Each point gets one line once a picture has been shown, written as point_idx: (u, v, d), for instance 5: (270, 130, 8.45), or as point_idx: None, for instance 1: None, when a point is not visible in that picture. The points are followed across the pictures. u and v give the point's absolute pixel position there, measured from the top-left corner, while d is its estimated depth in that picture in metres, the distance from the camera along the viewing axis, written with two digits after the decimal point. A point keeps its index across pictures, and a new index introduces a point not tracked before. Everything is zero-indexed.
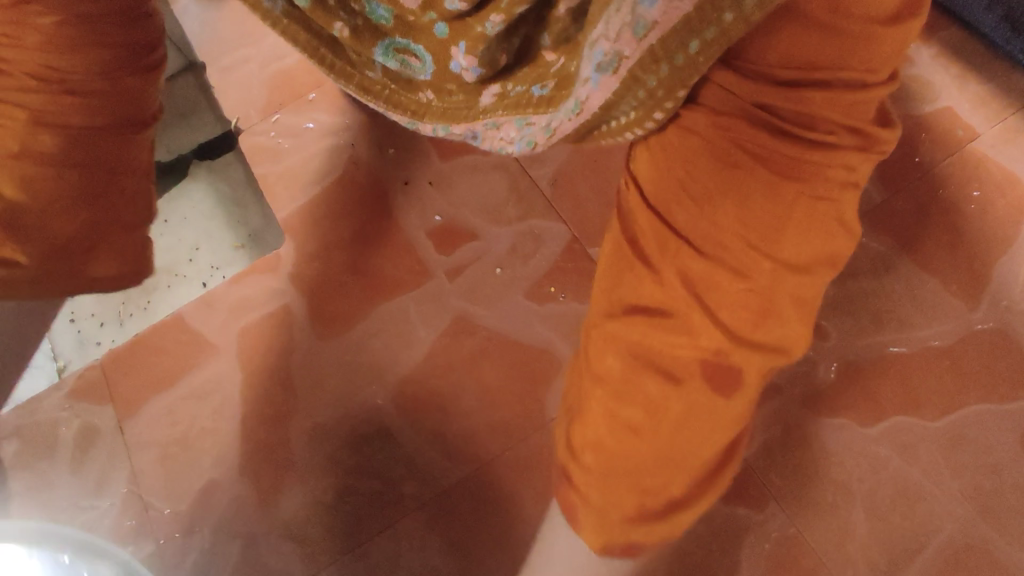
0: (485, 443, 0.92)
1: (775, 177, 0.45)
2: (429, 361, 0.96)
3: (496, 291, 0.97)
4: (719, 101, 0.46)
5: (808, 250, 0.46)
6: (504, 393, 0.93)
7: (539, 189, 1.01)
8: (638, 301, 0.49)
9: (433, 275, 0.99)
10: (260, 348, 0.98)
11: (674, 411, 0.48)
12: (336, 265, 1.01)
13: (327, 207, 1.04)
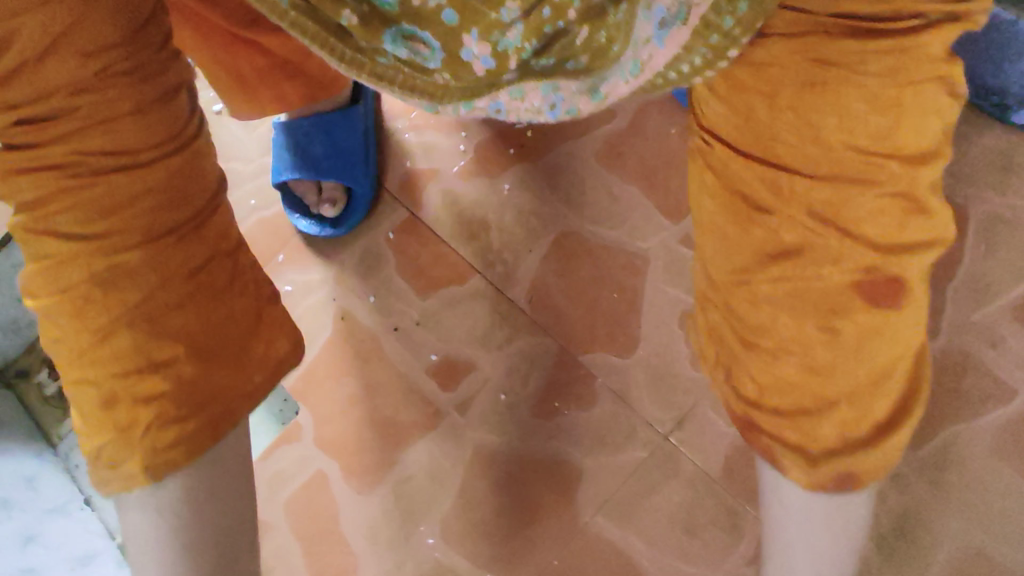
0: (530, 556, 0.97)
1: (891, 95, 0.47)
2: (462, 493, 1.01)
3: (505, 415, 1.03)
4: (791, 28, 0.48)
5: (926, 129, 0.49)
6: (533, 505, 0.99)
7: (519, 308, 1.06)
8: (772, 246, 0.52)
9: (445, 412, 1.05)
10: (308, 516, 1.04)
11: (825, 288, 0.51)
12: (353, 422, 1.07)
13: (329, 367, 1.10)
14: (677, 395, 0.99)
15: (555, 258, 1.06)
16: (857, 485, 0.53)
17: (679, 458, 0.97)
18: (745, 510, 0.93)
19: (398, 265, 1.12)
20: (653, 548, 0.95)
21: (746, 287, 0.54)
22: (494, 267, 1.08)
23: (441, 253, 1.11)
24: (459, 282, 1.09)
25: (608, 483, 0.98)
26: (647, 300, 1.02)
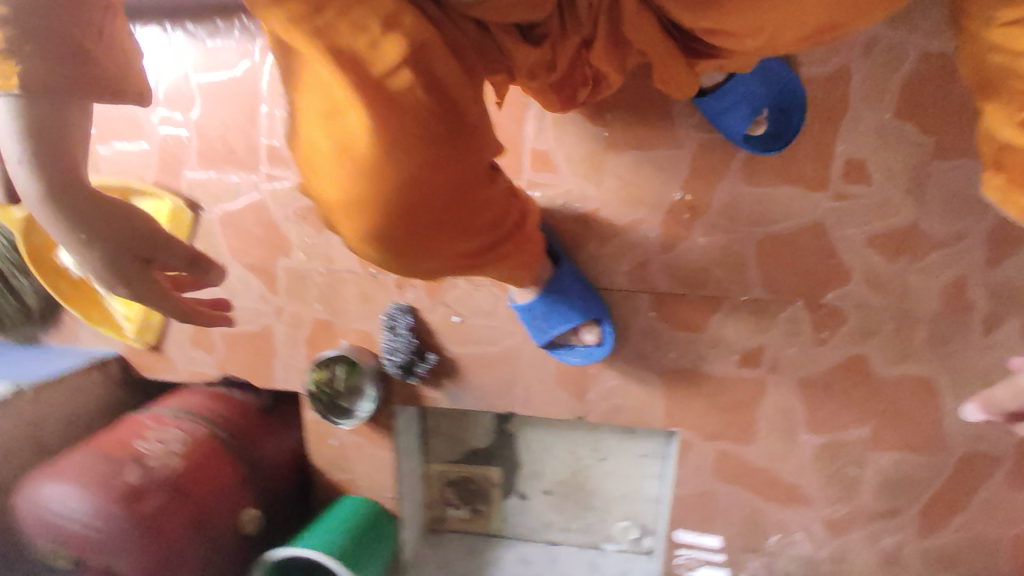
0: (700, 420, 1.16)
1: None
2: (636, 360, 1.15)
3: (680, 301, 1.11)
4: None
5: None
6: (702, 387, 1.15)
7: (702, 208, 1.07)
8: None
9: (620, 285, 1.12)
10: (496, 367, 1.20)
11: None
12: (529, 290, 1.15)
13: None
14: (850, 292, 1.06)
15: (749, 165, 1.04)
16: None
17: (845, 357, 1.09)
18: (900, 393, 1.08)
19: (587, 137, 1.08)
20: (770, 454, 1.16)
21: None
22: (687, 163, 1.06)
23: (631, 138, 1.06)
24: (650, 162, 1.07)
25: (786, 348, 1.10)
26: (839, 250, 1.05)
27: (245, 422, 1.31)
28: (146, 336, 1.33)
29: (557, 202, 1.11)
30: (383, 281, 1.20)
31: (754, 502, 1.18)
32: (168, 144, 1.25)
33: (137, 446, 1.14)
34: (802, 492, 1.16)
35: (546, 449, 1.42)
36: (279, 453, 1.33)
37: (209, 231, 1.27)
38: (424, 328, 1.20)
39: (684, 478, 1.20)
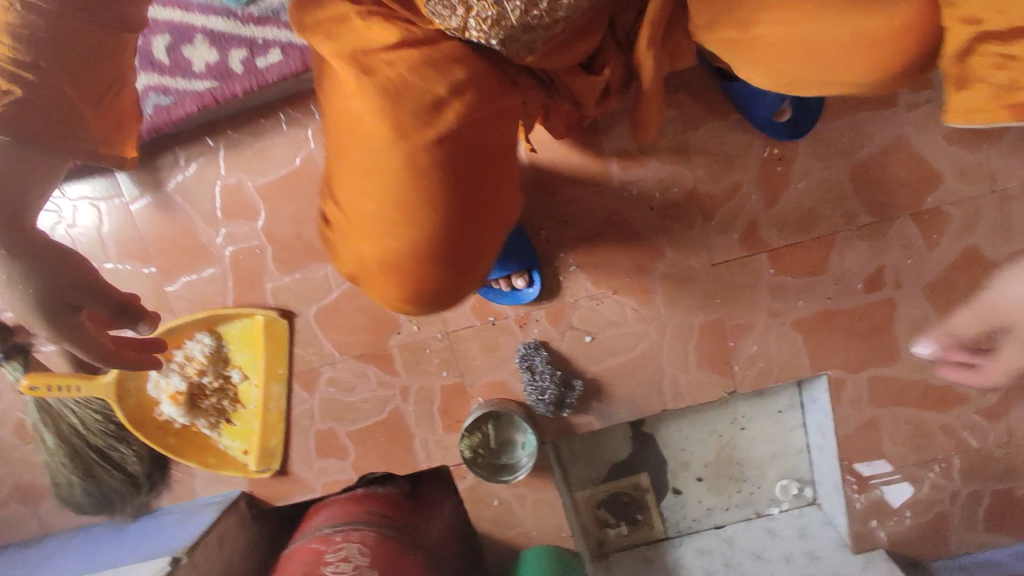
0: (841, 355, 1.20)
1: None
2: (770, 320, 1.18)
3: (795, 250, 1.14)
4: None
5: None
6: (837, 321, 1.18)
7: (793, 156, 1.11)
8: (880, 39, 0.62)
9: (734, 254, 1.15)
10: (637, 370, 1.21)
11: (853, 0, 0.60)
12: (648, 286, 1.17)
13: (606, 245, 1.15)
14: (946, 192, 1.11)
15: (826, 104, 1.08)
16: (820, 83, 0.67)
17: (958, 253, 1.14)
18: (1015, 269, 1.15)
19: (666, 127, 1.11)
20: (915, 365, 1.20)
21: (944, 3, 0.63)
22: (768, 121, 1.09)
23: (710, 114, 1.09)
24: (731, 131, 1.10)
25: (904, 263, 1.15)
26: (927, 156, 1.10)
27: (402, 512, 1.28)
28: (270, 462, 1.26)
29: (654, 193, 1.13)
30: (503, 326, 1.19)
31: (912, 413, 1.22)
32: (240, 259, 1.16)
33: (329, 571, 1.08)
34: (955, 391, 1.21)
35: (687, 437, 1.43)
36: (439, 531, 1.30)
37: (309, 334, 1.21)
38: (558, 358, 1.20)
39: (844, 415, 1.23)
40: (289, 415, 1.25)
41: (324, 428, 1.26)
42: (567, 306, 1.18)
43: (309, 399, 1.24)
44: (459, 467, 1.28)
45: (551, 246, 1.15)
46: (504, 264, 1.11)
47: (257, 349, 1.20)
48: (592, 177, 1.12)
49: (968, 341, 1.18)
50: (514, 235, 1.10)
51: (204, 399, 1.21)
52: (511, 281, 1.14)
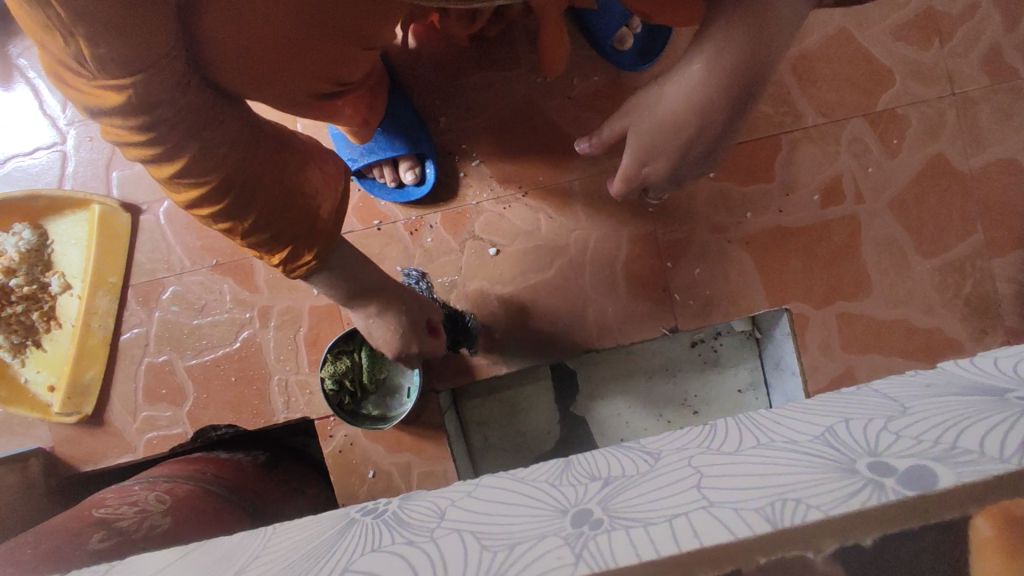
0: (802, 286, 0.97)
1: None
2: (712, 237, 0.98)
3: (736, 154, 0.98)
4: None
5: None
6: (790, 239, 0.98)
7: None
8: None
9: None
10: (551, 294, 0.97)
11: None
12: (564, 190, 0.97)
13: (512, 142, 0.97)
14: (899, 92, 0.98)
15: None
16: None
17: (922, 163, 0.98)
18: (991, 185, 0.98)
19: None
20: (892, 300, 0.97)
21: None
22: None
23: None
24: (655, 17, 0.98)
25: (863, 173, 0.98)
26: (873, 51, 0.98)
27: (247, 480, 0.94)
28: (81, 402, 0.98)
29: (572, 83, 0.97)
30: (391, 232, 0.98)
31: (895, 364, 0.97)
32: (84, 138, 1.01)
33: (98, 513, 0.75)
34: (944, 336, 0.97)
35: (628, 422, 1.13)
36: (300, 515, 0.94)
37: (155, 237, 1.00)
38: (455, 275, 0.97)
39: (813, 364, 0.98)
40: (117, 340, 0.99)
41: (158, 361, 0.99)
42: (469, 211, 0.97)
43: (146, 320, 0.99)
44: (325, 422, 0.99)
45: (451, 137, 0.97)
46: (392, 144, 0.90)
47: (87, 248, 0.97)
48: (500, 59, 0.97)
49: (950, 271, 0.97)
50: (406, 113, 0.92)
51: (6, 306, 0.96)
52: (399, 172, 0.94)
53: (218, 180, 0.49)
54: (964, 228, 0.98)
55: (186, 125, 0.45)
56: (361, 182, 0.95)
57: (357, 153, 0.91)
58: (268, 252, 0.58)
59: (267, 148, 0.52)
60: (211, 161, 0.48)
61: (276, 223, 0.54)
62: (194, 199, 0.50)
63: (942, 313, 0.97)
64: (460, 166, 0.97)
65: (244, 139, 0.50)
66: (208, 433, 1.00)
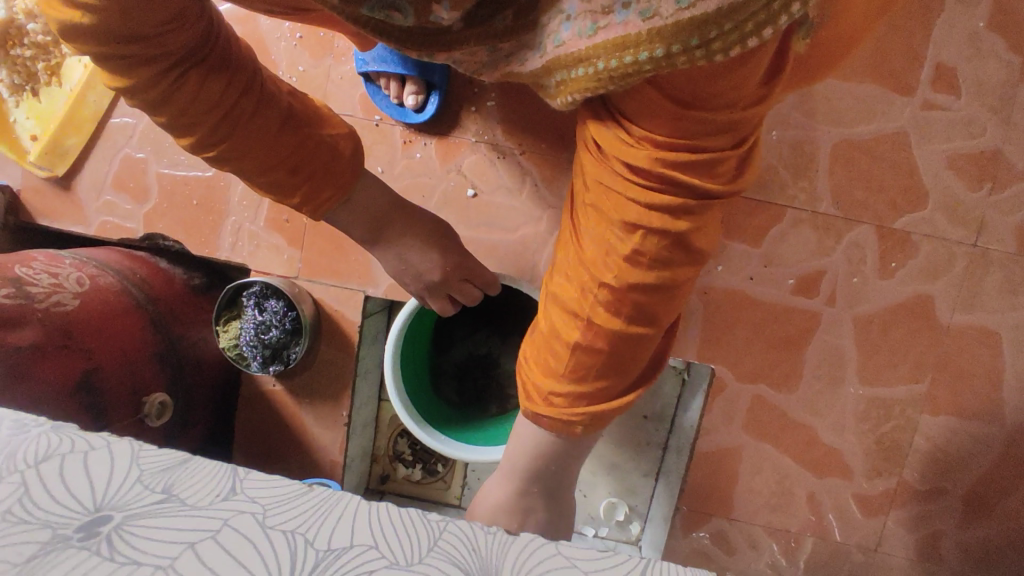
0: (735, 355, 0.98)
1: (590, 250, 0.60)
2: None
3: (737, 208, 0.95)
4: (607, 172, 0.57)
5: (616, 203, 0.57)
6: (747, 308, 0.97)
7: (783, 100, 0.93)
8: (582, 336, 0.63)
9: None
10: (506, 257, 0.98)
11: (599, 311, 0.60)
12: (561, 167, 0.96)
13: (531, 99, 0.95)
14: (923, 219, 0.94)
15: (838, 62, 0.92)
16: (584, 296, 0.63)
17: (909, 294, 0.95)
18: (962, 344, 0.95)
19: None
20: (811, 406, 0.98)
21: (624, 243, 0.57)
22: None
23: None
24: None
25: (848, 281, 0.95)
26: (920, 169, 0.93)
27: (171, 294, 0.98)
28: (58, 165, 1.03)
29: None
30: (385, 133, 0.98)
31: (783, 462, 0.99)
32: None
33: (19, 267, 0.79)
34: (841, 459, 0.98)
35: None
36: (205, 345, 1.01)
37: None
38: (426, 198, 0.98)
39: (710, 426, 1.00)
40: (107, 120, 1.03)
41: (135, 156, 1.03)
42: (464, 145, 0.97)
43: (137, 114, 1.02)
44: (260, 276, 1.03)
45: None
46: (404, 62, 0.91)
47: None
48: None
49: (880, 407, 0.97)
50: None
51: (17, 46, 0.96)
52: (402, 91, 0.94)
53: (227, 120, 0.59)
54: (915, 373, 0.96)
55: (174, 74, 0.56)
56: (366, 85, 0.96)
57: (369, 56, 0.92)
58: (284, 191, 0.65)
59: (184, 40, 0.55)
60: (167, 66, 0.55)
61: (258, 142, 0.61)
62: (215, 145, 0.60)
63: (851, 438, 0.98)
64: (473, 99, 0.96)
65: (246, 103, 0.59)
66: (156, 240, 1.05)
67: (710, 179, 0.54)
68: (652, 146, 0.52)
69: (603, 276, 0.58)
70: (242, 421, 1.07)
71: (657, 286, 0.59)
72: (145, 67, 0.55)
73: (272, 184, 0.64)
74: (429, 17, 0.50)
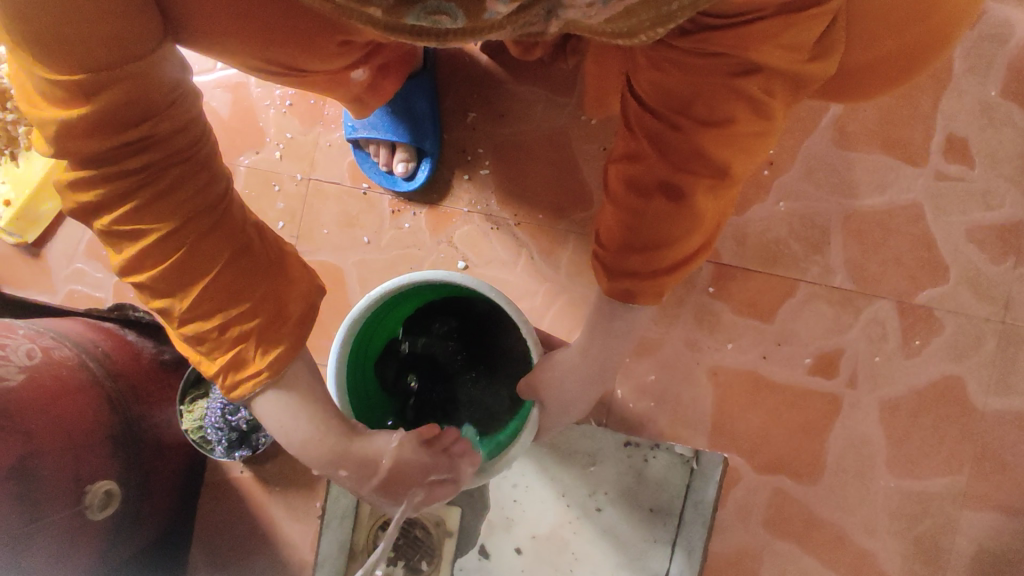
0: (749, 441, 0.89)
1: (664, 152, 0.52)
2: (683, 355, 0.90)
3: (745, 282, 0.90)
4: (678, 78, 0.50)
5: (711, 103, 0.49)
6: (761, 390, 0.89)
7: (790, 172, 0.90)
8: (658, 238, 0.54)
9: None
10: None
11: (685, 211, 0.53)
12: (558, 237, 0.91)
13: (526, 167, 0.92)
14: (947, 295, 0.88)
15: (844, 134, 0.89)
16: (651, 218, 0.53)
17: (937, 375, 0.88)
18: (1001, 431, 0.87)
19: None
20: (838, 501, 0.88)
21: (715, 131, 0.50)
22: None
23: None
24: None
25: (870, 361, 0.88)
26: (938, 242, 0.88)
27: (137, 370, 0.89)
28: None
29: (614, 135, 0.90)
30: (374, 201, 0.93)
31: (809, 568, 0.88)
32: None
33: None
34: (874, 564, 0.87)
35: (529, 487, 0.90)
36: (169, 426, 0.92)
37: None
38: (415, 270, 0.92)
39: (725, 524, 0.88)
40: None
41: None
42: (456, 215, 0.92)
43: None
44: None
45: (470, 137, 0.92)
46: (395, 129, 0.88)
47: None
48: (559, 81, 0.92)
49: (914, 503, 0.87)
50: (423, 101, 0.89)
51: None
52: (393, 159, 0.90)
53: (170, 243, 0.47)
54: (950, 464, 0.87)
55: (140, 175, 0.45)
56: (356, 153, 0.92)
57: (359, 123, 0.89)
58: (213, 350, 0.51)
59: (166, 142, 0.46)
60: (130, 177, 0.45)
61: (187, 277, 0.48)
62: (140, 260, 0.47)
63: (884, 537, 0.87)
64: (465, 168, 0.92)
65: (205, 219, 0.48)
66: (125, 310, 0.97)
67: (791, 61, 0.48)
68: (714, 34, 0.46)
69: (649, 112, 0.53)
70: (204, 510, 0.97)
71: (715, 134, 0.50)
72: (101, 158, 0.44)
73: (204, 342, 0.50)
74: (484, 18, 0.39)
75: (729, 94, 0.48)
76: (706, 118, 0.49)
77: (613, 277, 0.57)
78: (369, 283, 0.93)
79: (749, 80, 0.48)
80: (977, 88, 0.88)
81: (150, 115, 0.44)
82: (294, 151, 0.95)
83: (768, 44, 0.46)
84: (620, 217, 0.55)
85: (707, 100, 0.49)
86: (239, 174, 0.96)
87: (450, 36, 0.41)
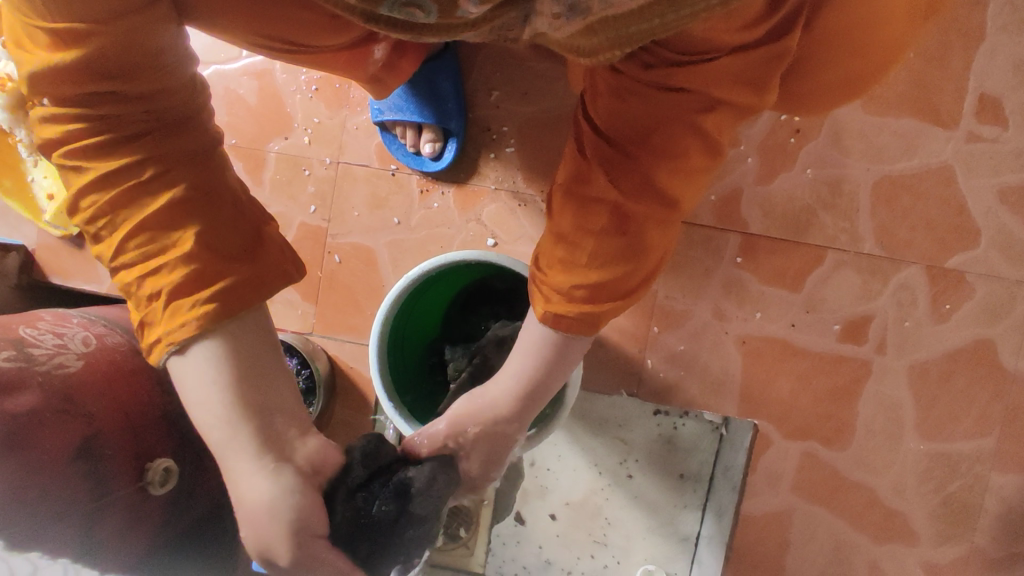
0: (778, 409, 0.90)
1: (617, 177, 0.49)
2: (711, 326, 0.91)
3: (773, 251, 0.90)
4: (637, 108, 0.48)
5: (672, 134, 0.48)
6: (788, 357, 0.90)
7: (817, 139, 0.89)
8: (603, 265, 0.51)
9: (700, 219, 0.91)
10: None
11: (631, 241, 0.50)
12: None
13: (552, 144, 0.92)
14: (978, 258, 0.87)
15: (873, 99, 0.88)
16: (596, 244, 0.50)
17: (967, 338, 0.88)
18: None
19: None
20: (868, 464, 0.89)
21: (671, 161, 0.48)
22: None
23: None
24: None
25: (899, 327, 0.89)
26: (970, 204, 0.88)
27: None
28: None
29: None
30: (402, 182, 0.95)
31: (838, 528, 0.90)
32: None
33: (22, 330, 0.75)
34: (903, 524, 0.89)
35: (561, 456, 0.93)
36: None
37: None
38: (445, 249, 0.94)
39: (756, 489, 0.91)
40: None
41: None
42: (483, 193, 0.93)
43: None
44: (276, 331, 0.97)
45: (493, 115, 0.93)
46: (420, 110, 0.89)
47: None
48: None
49: (943, 464, 0.88)
50: (446, 79, 0.90)
51: None
52: (419, 140, 0.92)
53: (116, 192, 0.44)
54: (980, 426, 0.88)
55: (106, 118, 0.43)
56: (382, 135, 0.93)
57: (384, 105, 0.90)
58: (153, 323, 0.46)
59: (141, 95, 0.43)
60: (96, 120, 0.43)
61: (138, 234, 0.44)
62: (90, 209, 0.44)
63: (913, 498, 0.89)
64: (491, 146, 0.93)
65: (179, 174, 0.45)
66: None
67: (738, 110, 0.49)
68: (683, 62, 0.45)
69: (604, 139, 0.50)
70: None
71: (670, 168, 0.48)
72: (73, 100, 0.42)
73: (145, 313, 0.45)
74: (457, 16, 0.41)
75: (688, 129, 0.47)
76: (668, 147, 0.48)
77: (553, 307, 0.52)
78: (401, 262, 0.95)
79: (707, 117, 0.47)
80: (1010, 46, 0.86)
81: (129, 71, 0.42)
82: (321, 135, 0.97)
83: (724, 83, 0.46)
84: (563, 240, 0.51)
85: (667, 133, 0.48)
86: (270, 160, 0.98)
87: (420, 34, 0.44)
